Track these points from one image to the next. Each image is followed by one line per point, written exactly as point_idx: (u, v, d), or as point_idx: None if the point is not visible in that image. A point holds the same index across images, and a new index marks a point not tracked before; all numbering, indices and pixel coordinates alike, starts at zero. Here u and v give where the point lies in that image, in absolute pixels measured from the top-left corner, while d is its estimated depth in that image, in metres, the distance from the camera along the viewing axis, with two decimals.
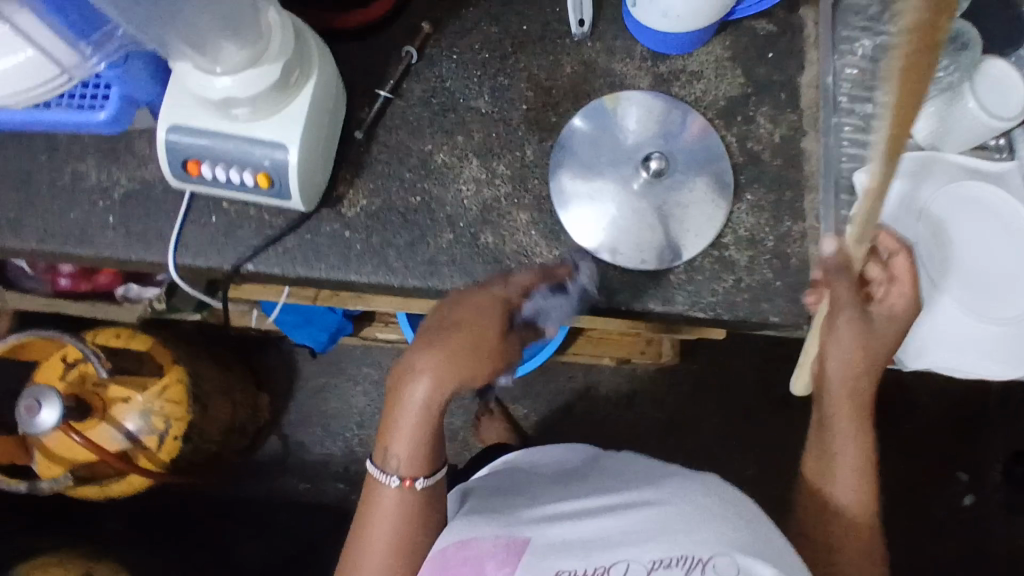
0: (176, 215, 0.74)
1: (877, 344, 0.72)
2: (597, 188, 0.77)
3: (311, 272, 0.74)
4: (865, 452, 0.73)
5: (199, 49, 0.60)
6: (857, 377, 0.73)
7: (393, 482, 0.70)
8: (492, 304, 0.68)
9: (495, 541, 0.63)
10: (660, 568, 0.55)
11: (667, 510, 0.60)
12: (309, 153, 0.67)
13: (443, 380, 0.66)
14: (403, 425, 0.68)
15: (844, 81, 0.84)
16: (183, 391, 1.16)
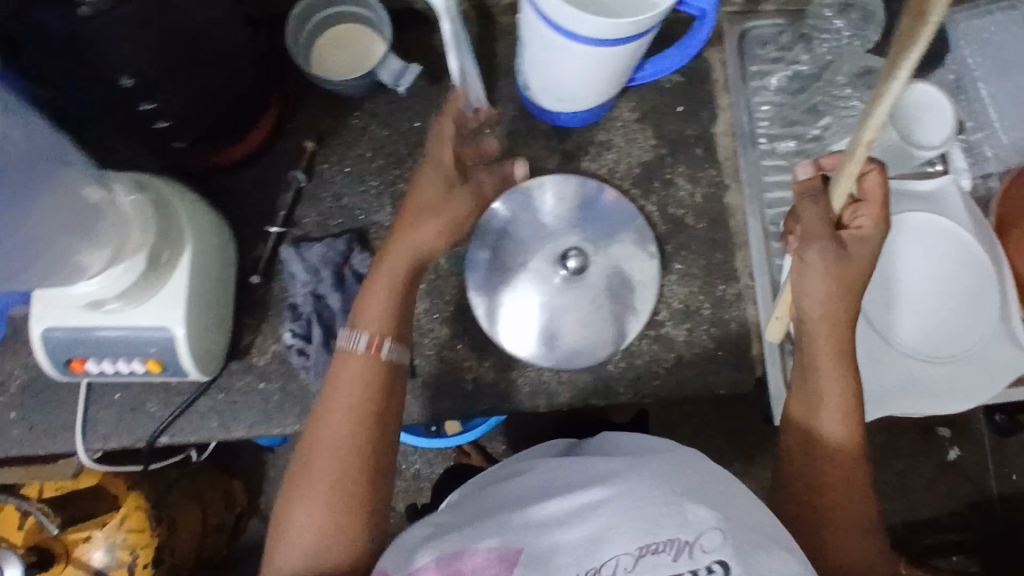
0: (77, 400, 0.71)
1: (857, 276, 0.56)
2: (521, 286, 0.73)
3: (232, 433, 0.70)
4: (849, 405, 0.55)
5: (57, 272, 0.55)
6: (844, 303, 0.55)
7: (361, 346, 0.56)
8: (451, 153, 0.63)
9: (485, 554, 0.47)
10: (650, 556, 0.42)
11: (637, 480, 0.47)
12: (199, 326, 0.63)
13: (413, 219, 0.59)
14: (376, 281, 0.59)
15: (761, 120, 0.79)
16: (144, 518, 1.09)
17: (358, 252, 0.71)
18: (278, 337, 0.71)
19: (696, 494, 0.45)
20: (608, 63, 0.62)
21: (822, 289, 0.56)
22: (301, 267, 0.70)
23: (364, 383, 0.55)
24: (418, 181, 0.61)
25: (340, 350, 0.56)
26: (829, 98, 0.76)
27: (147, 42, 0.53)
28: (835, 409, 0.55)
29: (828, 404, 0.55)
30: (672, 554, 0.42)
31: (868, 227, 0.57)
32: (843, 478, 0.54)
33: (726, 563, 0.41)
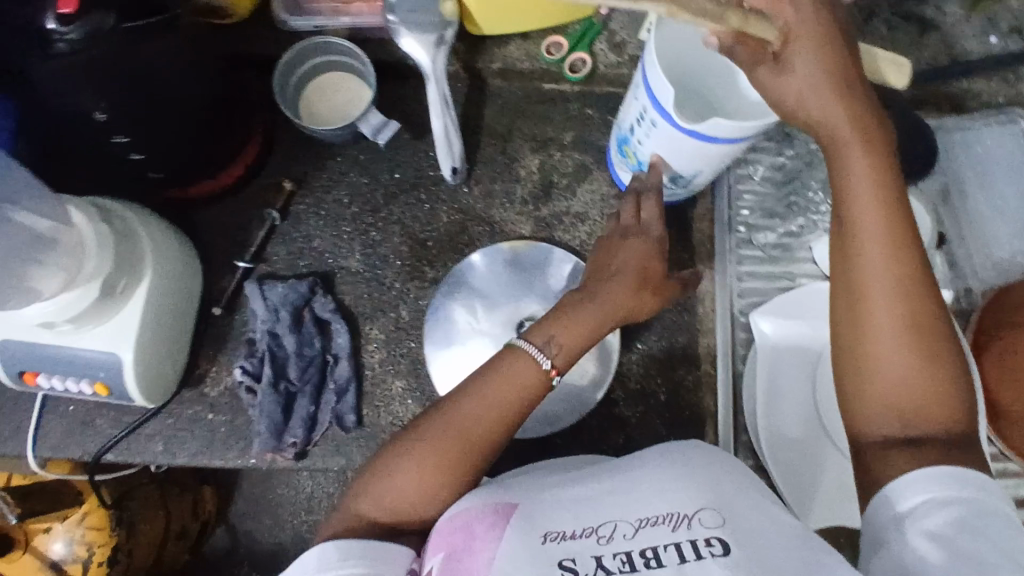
0: (32, 410, 0.72)
1: (817, 72, 0.50)
2: (479, 331, 0.73)
3: (174, 460, 0.70)
4: (891, 199, 0.51)
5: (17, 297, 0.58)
6: (839, 95, 0.50)
7: (544, 364, 0.58)
8: (650, 241, 0.65)
9: (484, 507, 0.51)
10: (648, 527, 0.46)
11: (664, 467, 0.50)
12: (151, 355, 0.64)
13: (629, 268, 0.64)
14: (580, 310, 0.61)
15: (742, 208, 0.78)
16: (105, 517, 1.09)
17: (320, 296, 0.73)
18: (232, 370, 0.71)
19: (736, 490, 0.48)
20: (721, 157, 0.63)
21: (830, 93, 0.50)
22: (261, 305, 0.71)
23: (523, 392, 0.58)
24: (627, 237, 0.66)
25: (519, 350, 0.59)
26: (805, 200, 0.77)
27: (118, 81, 0.54)
28: (874, 214, 0.51)
29: (857, 202, 0.51)
30: (672, 525, 0.45)
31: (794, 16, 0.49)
32: (900, 282, 0.50)
33: (725, 541, 0.43)
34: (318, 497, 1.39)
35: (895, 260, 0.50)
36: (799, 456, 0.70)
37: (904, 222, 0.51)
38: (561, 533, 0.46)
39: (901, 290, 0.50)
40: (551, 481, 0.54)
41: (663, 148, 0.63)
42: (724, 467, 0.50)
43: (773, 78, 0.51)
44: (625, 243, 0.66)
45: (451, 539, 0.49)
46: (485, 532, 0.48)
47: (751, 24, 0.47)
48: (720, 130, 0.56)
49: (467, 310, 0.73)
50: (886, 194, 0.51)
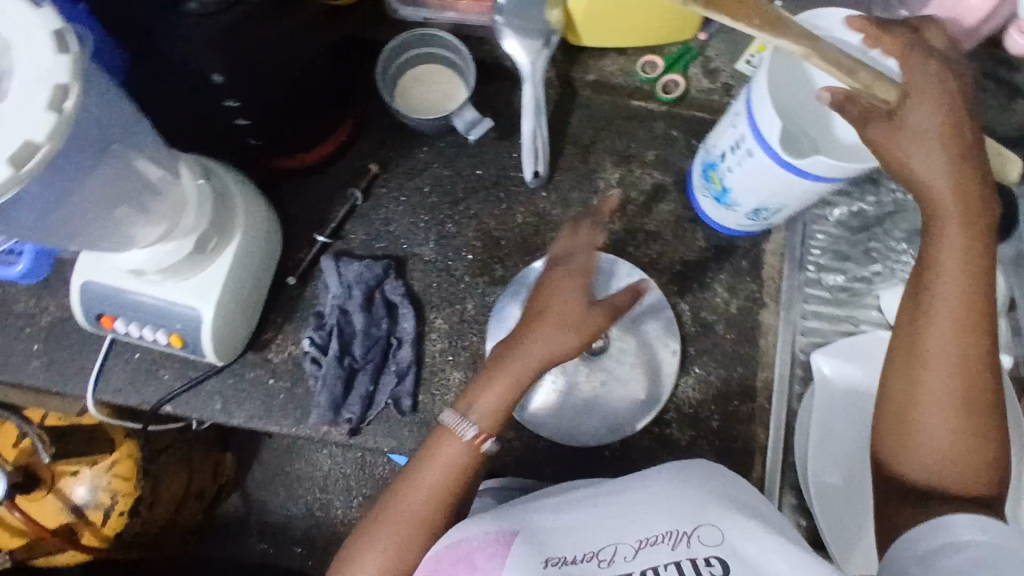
0: (99, 352, 0.74)
1: (931, 133, 0.50)
2: None
3: (231, 420, 0.72)
4: (973, 273, 0.51)
5: (108, 238, 0.58)
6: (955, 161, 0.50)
7: (469, 435, 0.58)
8: (573, 278, 0.61)
9: (487, 531, 0.51)
10: (648, 547, 0.47)
11: (653, 490, 0.52)
12: (229, 314, 0.65)
13: (550, 318, 0.59)
14: (500, 373, 0.59)
15: (814, 249, 0.78)
16: (132, 467, 1.08)
17: (391, 280, 0.74)
18: (297, 340, 0.73)
19: (743, 504, 0.50)
20: (810, 195, 0.63)
21: (940, 159, 0.50)
22: (336, 281, 0.73)
23: (460, 472, 0.59)
24: (550, 281, 0.62)
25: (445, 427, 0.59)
26: (885, 248, 0.77)
27: (240, 46, 0.56)
28: (949, 285, 0.51)
29: (943, 271, 0.51)
30: (671, 544, 0.47)
31: (920, 76, 0.50)
32: (964, 353, 0.51)
33: (724, 560, 0.45)
34: (334, 477, 1.39)
35: (964, 333, 0.51)
36: (844, 501, 0.70)
37: (979, 293, 0.51)
38: (563, 558, 0.47)
39: (964, 359, 0.51)
40: (545, 502, 0.55)
41: (753, 178, 0.64)
42: (725, 483, 0.52)
43: (887, 134, 0.50)
44: (550, 276, 0.62)
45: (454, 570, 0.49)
46: (487, 561, 0.48)
47: (874, 85, 0.50)
48: (828, 172, 0.57)
49: None
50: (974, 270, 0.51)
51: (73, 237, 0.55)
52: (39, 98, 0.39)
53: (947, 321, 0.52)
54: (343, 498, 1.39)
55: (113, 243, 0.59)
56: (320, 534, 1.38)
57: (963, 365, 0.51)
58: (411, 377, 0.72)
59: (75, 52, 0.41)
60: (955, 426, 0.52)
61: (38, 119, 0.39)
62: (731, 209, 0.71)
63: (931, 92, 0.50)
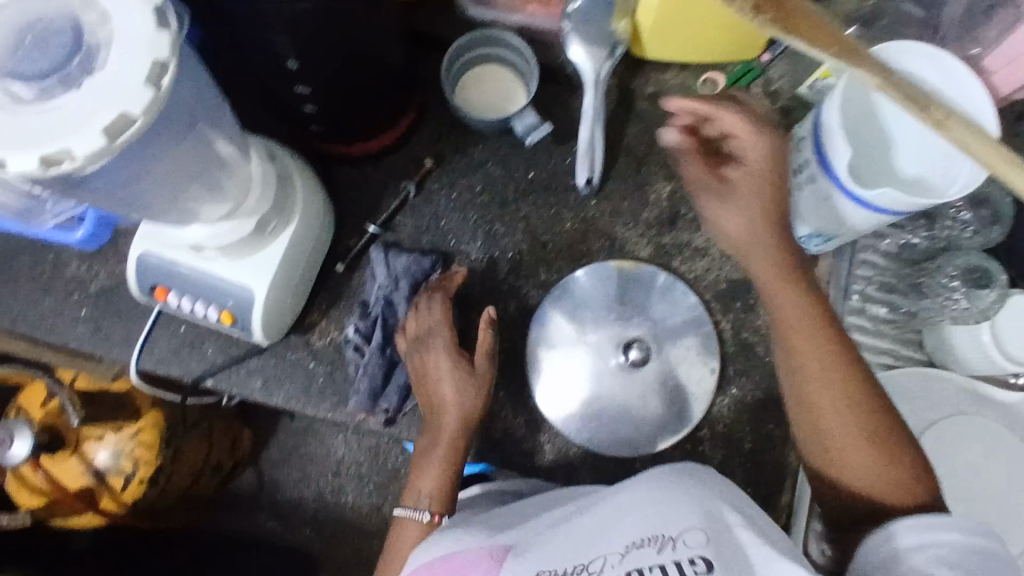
0: (146, 321, 0.75)
1: (767, 201, 0.61)
2: (580, 342, 0.74)
3: (269, 399, 0.73)
4: (821, 331, 0.60)
5: (171, 212, 0.59)
6: (761, 223, 0.61)
7: (425, 517, 0.66)
8: (442, 347, 0.69)
9: (479, 549, 0.53)
10: (633, 550, 0.46)
11: (639, 500, 0.51)
12: (280, 295, 0.66)
13: (445, 394, 0.68)
14: (426, 462, 0.68)
15: (860, 279, 0.78)
16: (156, 435, 1.10)
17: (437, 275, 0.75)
18: (341, 326, 0.74)
19: (721, 500, 0.49)
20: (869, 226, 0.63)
21: (744, 219, 0.61)
22: (384, 272, 0.73)
23: (425, 543, 0.65)
24: (425, 368, 0.70)
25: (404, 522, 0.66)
26: (932, 282, 0.75)
27: (318, 34, 0.56)
28: (807, 340, 0.60)
29: (797, 329, 0.60)
30: (656, 549, 0.46)
31: (755, 141, 0.61)
32: (841, 394, 0.58)
33: (709, 559, 0.44)
34: (347, 462, 1.39)
35: (835, 359, 0.59)
36: None
37: (831, 329, 0.60)
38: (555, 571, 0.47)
39: (844, 399, 0.58)
40: (537, 523, 0.57)
41: (811, 204, 0.64)
42: (702, 485, 0.52)
43: (717, 200, 0.63)
44: (428, 361, 0.69)
45: None
46: None
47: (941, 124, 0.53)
48: (883, 204, 0.58)
49: (571, 321, 0.75)
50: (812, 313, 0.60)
51: (145, 208, 0.57)
52: (139, 72, 0.40)
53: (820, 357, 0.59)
54: (354, 484, 1.39)
55: (178, 217, 0.60)
56: (329, 518, 1.38)
57: (844, 407, 0.58)
58: None
59: (174, 28, 0.41)
60: (871, 464, 0.57)
61: (133, 92, 0.40)
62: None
63: (762, 155, 0.61)
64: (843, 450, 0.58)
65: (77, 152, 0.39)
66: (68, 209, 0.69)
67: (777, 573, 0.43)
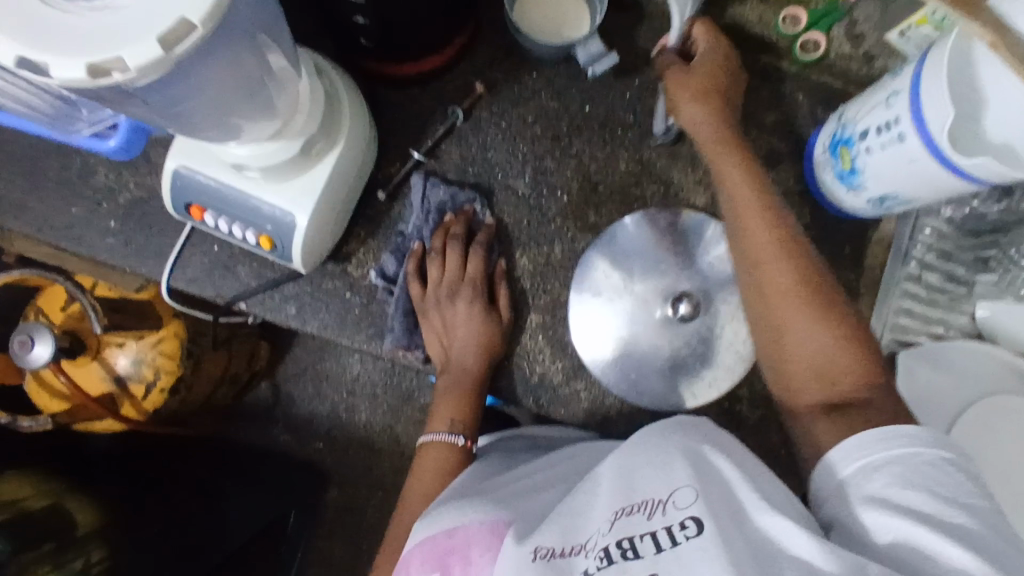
0: (178, 238, 0.72)
1: (711, 88, 0.69)
2: (621, 291, 0.71)
3: (303, 327, 0.71)
4: (772, 210, 0.65)
5: (212, 126, 0.54)
6: (715, 112, 0.68)
7: (460, 443, 0.69)
8: (458, 269, 0.70)
9: (480, 525, 0.51)
10: (625, 516, 0.45)
11: (621, 461, 0.49)
12: (321, 222, 0.63)
13: (468, 320, 0.69)
14: (449, 390, 0.70)
15: (920, 244, 0.75)
16: (176, 346, 1.09)
17: (480, 210, 0.72)
18: (379, 257, 0.71)
19: (702, 446, 0.48)
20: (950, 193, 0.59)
21: (703, 114, 0.68)
22: (420, 202, 0.71)
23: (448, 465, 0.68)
24: (447, 301, 0.70)
25: (428, 445, 0.69)
26: (1003, 258, 0.72)
27: None
28: (761, 219, 0.64)
29: (746, 206, 0.65)
30: (648, 513, 0.44)
31: (708, 49, 0.70)
32: (792, 264, 0.63)
33: (700, 519, 0.42)
34: (363, 382, 1.40)
35: (777, 235, 0.64)
36: None
37: (775, 207, 0.65)
38: (552, 550, 0.45)
39: (791, 266, 0.62)
40: (537, 498, 0.55)
41: (893, 165, 0.60)
42: (683, 433, 0.50)
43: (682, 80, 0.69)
44: (455, 289, 0.70)
45: (442, 558, 0.50)
46: (480, 554, 0.49)
47: None
48: (974, 172, 0.53)
49: (617, 266, 0.72)
50: (777, 234, 0.64)
51: (182, 121, 0.52)
52: None
53: (778, 270, 0.63)
54: (368, 403, 1.40)
55: (219, 133, 0.56)
56: (343, 435, 1.40)
57: (795, 280, 0.62)
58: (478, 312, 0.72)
59: None
60: (821, 340, 0.60)
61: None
62: (853, 191, 0.68)
63: (711, 58, 0.70)
64: (794, 329, 0.61)
65: (129, 64, 0.35)
66: (102, 115, 0.65)
67: (771, 525, 0.43)
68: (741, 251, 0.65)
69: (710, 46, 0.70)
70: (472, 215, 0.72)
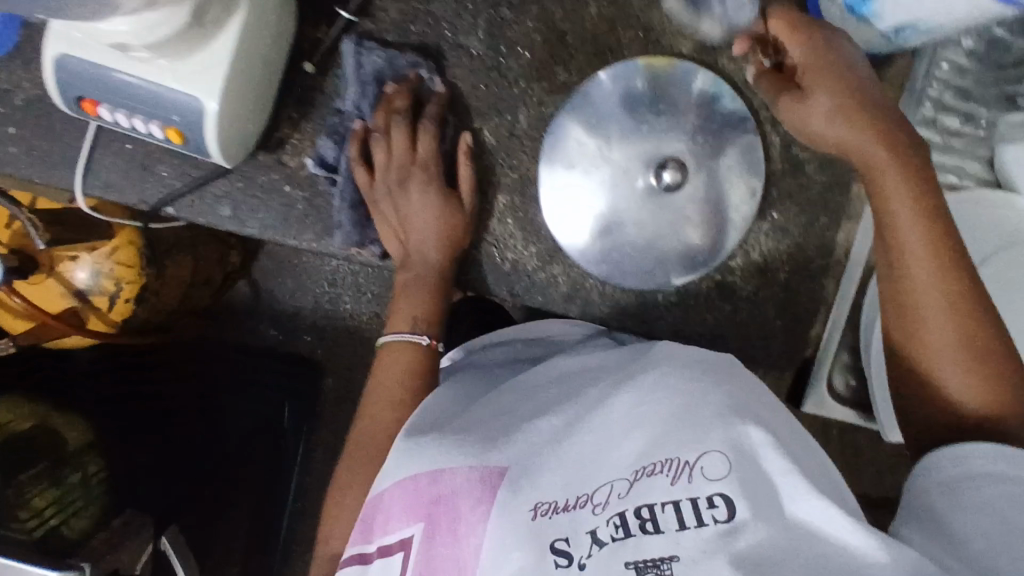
0: (85, 139, 0.62)
1: (830, 80, 0.54)
2: (597, 162, 0.63)
3: (243, 229, 0.63)
4: (945, 238, 0.50)
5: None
6: (857, 117, 0.53)
7: (424, 343, 0.61)
8: (409, 151, 0.60)
9: (469, 473, 0.45)
10: (645, 478, 0.40)
11: (646, 412, 0.43)
12: (236, 107, 0.53)
13: (424, 203, 0.60)
14: (408, 287, 0.62)
15: (937, 82, 0.66)
16: (134, 255, 0.98)
17: (428, 75, 0.62)
18: (315, 142, 0.62)
19: (743, 411, 0.42)
20: (985, 11, 0.48)
21: (840, 119, 0.54)
22: (353, 69, 0.60)
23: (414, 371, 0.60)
24: (397, 186, 0.60)
25: (391, 346, 0.61)
26: None
27: None
28: (923, 250, 0.50)
29: (903, 231, 0.51)
30: (670, 477, 0.39)
31: (796, 46, 0.57)
32: (957, 308, 0.49)
33: (730, 499, 0.38)
34: (343, 273, 1.30)
35: (946, 270, 0.50)
36: None
37: (947, 233, 0.50)
38: (553, 505, 0.41)
39: (959, 309, 0.49)
40: (534, 427, 0.46)
41: None
42: (708, 379, 0.44)
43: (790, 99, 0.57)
44: (402, 178, 0.60)
45: (434, 509, 0.45)
46: (471, 507, 0.43)
47: None
48: None
49: (593, 133, 0.63)
50: (948, 274, 0.49)
51: None
52: None
53: (946, 321, 0.49)
54: (352, 294, 1.31)
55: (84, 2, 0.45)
56: (331, 326, 1.32)
57: (960, 332, 0.49)
58: None
59: None
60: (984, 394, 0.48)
61: None
62: (866, 21, 0.57)
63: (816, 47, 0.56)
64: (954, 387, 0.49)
65: None
66: None
67: (805, 512, 0.39)
68: (900, 307, 0.51)
69: (792, 40, 0.57)
70: (447, 93, 0.62)
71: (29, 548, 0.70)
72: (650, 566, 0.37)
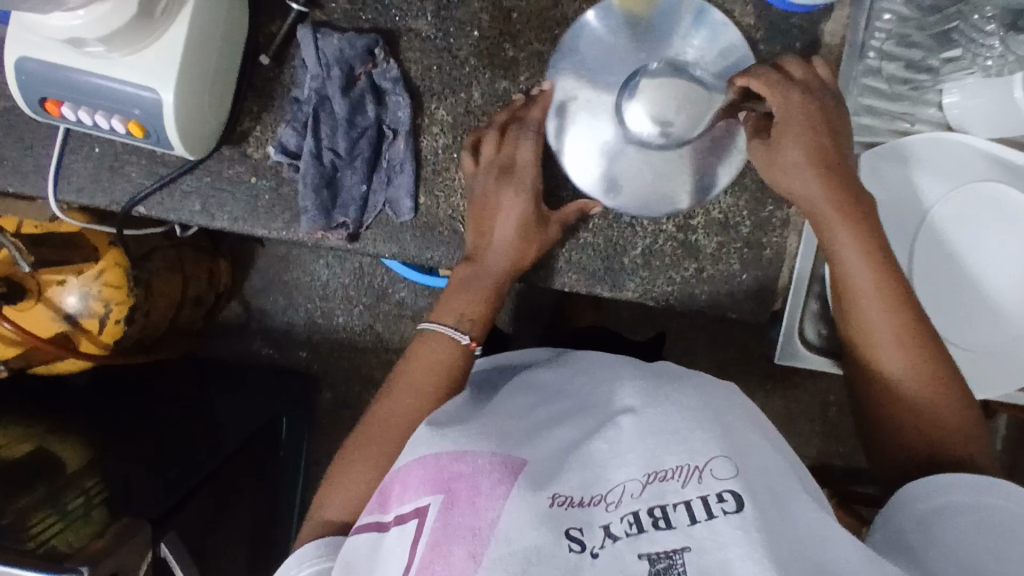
0: (53, 146, 0.64)
1: (804, 135, 0.56)
2: (602, 99, 0.65)
3: (213, 223, 0.65)
4: (894, 287, 0.54)
5: None
6: (820, 180, 0.56)
7: (463, 341, 0.58)
8: (526, 153, 0.62)
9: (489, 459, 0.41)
10: (657, 483, 0.38)
11: (655, 417, 0.41)
12: (193, 97, 0.55)
13: (520, 209, 0.61)
14: (474, 284, 0.60)
15: (877, 32, 0.67)
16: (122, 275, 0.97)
17: (383, 57, 0.64)
18: (276, 132, 0.64)
19: (740, 431, 0.41)
20: None
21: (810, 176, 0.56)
22: (315, 58, 0.62)
23: (439, 366, 0.57)
24: (496, 184, 0.61)
25: (431, 333, 0.59)
26: (969, 30, 0.65)
27: None
28: (872, 291, 0.54)
29: (854, 281, 0.55)
30: (681, 481, 0.38)
31: (778, 102, 0.58)
32: (906, 345, 0.53)
33: (739, 495, 0.36)
34: (333, 286, 1.31)
35: (890, 314, 0.53)
36: None
37: (896, 281, 0.54)
38: (570, 498, 0.39)
39: (905, 348, 0.53)
40: (546, 432, 0.44)
41: None
42: (706, 396, 0.43)
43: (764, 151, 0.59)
44: (502, 185, 0.61)
45: (450, 484, 0.40)
46: (489, 488, 0.39)
47: None
48: None
49: (591, 73, 0.65)
50: (896, 319, 0.53)
51: None
52: None
53: (894, 358, 0.53)
54: (344, 307, 1.32)
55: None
56: (325, 338, 1.33)
57: (909, 367, 0.53)
58: (413, 186, 0.65)
59: None
60: (930, 420, 0.52)
61: None
62: None
63: (792, 107, 0.57)
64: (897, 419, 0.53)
65: None
66: None
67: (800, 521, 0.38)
68: (848, 329, 0.56)
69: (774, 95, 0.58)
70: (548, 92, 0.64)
71: (21, 553, 0.70)
72: (662, 561, 0.35)
